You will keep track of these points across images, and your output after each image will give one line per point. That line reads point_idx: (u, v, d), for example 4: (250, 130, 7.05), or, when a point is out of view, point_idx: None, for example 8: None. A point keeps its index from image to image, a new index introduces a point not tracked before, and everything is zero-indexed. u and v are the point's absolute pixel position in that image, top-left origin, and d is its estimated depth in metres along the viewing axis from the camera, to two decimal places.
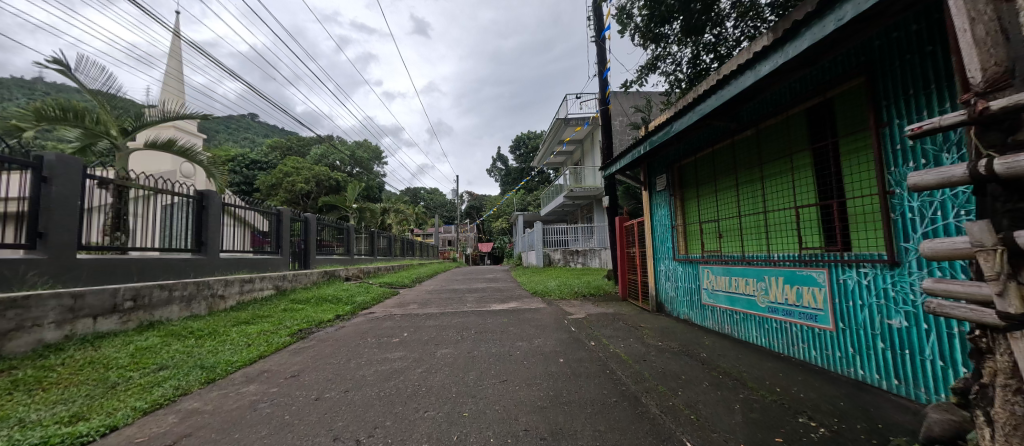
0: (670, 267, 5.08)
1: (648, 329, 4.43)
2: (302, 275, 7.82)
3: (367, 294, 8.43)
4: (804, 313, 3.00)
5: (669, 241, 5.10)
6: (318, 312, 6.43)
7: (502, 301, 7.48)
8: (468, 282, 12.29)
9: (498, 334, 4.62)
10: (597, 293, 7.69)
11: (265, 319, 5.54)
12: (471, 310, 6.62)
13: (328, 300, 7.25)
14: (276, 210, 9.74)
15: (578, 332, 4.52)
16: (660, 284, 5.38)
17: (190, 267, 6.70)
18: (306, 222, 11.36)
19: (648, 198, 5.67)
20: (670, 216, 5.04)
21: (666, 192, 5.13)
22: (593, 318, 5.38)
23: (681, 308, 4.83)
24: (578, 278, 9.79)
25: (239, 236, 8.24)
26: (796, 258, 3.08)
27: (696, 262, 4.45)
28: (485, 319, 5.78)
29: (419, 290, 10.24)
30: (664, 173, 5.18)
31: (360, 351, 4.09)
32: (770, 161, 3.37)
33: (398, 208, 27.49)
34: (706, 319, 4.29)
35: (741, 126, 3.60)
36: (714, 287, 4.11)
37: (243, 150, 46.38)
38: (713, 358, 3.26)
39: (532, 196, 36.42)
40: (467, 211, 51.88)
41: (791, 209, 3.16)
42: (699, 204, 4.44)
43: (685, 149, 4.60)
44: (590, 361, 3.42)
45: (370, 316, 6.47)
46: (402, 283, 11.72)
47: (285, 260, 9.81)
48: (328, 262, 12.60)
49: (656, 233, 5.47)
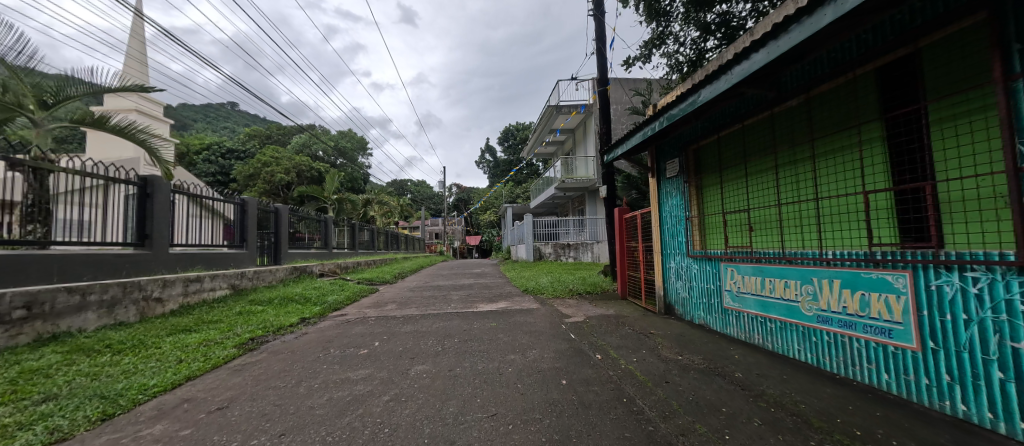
0: (682, 264, 4.44)
1: (661, 338, 3.78)
2: (265, 273, 6.96)
3: (341, 292, 7.63)
4: (870, 327, 2.38)
5: (681, 235, 4.45)
6: (279, 315, 5.62)
7: (490, 301, 6.77)
8: (453, 277, 11.54)
9: (485, 344, 3.92)
10: (594, 291, 7.04)
11: (212, 325, 4.72)
12: (455, 312, 5.89)
13: (294, 300, 6.44)
14: (240, 199, 8.81)
15: (579, 341, 3.85)
16: (669, 283, 4.74)
17: (128, 264, 5.83)
18: (275, 213, 10.43)
19: (655, 186, 5.01)
20: (684, 206, 4.38)
21: (678, 179, 4.47)
22: (593, 322, 4.72)
23: (696, 311, 4.20)
24: (572, 275, 9.12)
25: (195, 228, 7.30)
26: (861, 257, 2.45)
27: (717, 260, 3.81)
28: (470, 323, 5.08)
29: (400, 287, 9.47)
30: (676, 156, 4.51)
31: (317, 369, 3.34)
32: (823, 137, 2.72)
33: (382, 200, 26.43)
34: (729, 325, 3.66)
35: (784, 95, 2.95)
36: (741, 289, 3.47)
37: (219, 139, 44.39)
38: (752, 380, 2.61)
39: (521, 188, 35.71)
40: (455, 203, 50.87)
41: (854, 195, 2.53)
42: (721, 192, 3.80)
43: (705, 128, 3.94)
44: (599, 383, 2.74)
45: (341, 319, 5.69)
46: (382, 279, 10.90)
47: (250, 255, 8.89)
48: (303, 257, 11.70)
49: (664, 226, 4.82)
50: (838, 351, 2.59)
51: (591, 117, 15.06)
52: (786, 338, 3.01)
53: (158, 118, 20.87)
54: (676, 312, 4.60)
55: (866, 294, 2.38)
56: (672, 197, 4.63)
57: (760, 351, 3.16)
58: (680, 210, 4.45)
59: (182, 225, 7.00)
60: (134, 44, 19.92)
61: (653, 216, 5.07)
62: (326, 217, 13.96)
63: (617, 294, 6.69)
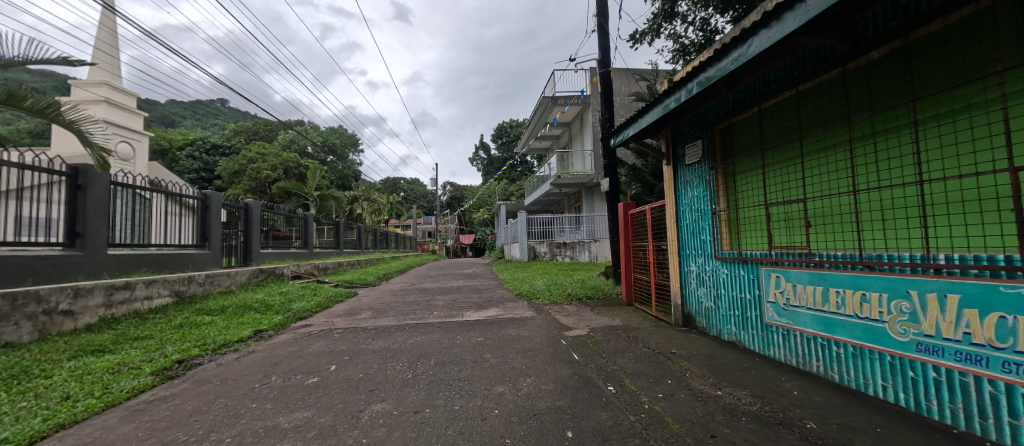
0: (706, 268, 3.68)
1: (687, 361, 3.01)
2: (221, 276, 6.08)
3: (312, 298, 6.80)
4: (1017, 366, 1.62)
5: (705, 232, 3.69)
6: (229, 328, 4.78)
7: (479, 308, 5.96)
8: (442, 279, 10.69)
9: (467, 369, 3.13)
10: (597, 297, 6.25)
11: (137, 344, 3.89)
12: (437, 322, 5.09)
13: (252, 309, 5.60)
14: (202, 193, 7.95)
15: (584, 366, 3.07)
16: (688, 290, 3.98)
17: (52, 267, 4.97)
18: (245, 209, 9.55)
19: (669, 176, 4.26)
20: (709, 198, 3.62)
21: (702, 165, 3.70)
22: (599, 337, 3.94)
23: (725, 326, 3.45)
24: (570, 277, 8.32)
25: (146, 226, 6.56)
26: (1001, 264, 1.69)
27: (756, 264, 3.05)
28: (452, 337, 4.28)
29: (382, 291, 8.63)
30: (699, 138, 3.75)
31: (242, 409, 2.54)
32: (932, 97, 1.96)
33: (371, 197, 25.46)
34: (772, 346, 2.92)
35: (866, 44, 2.18)
36: (792, 302, 2.72)
37: (204, 134, 43.05)
38: (835, 435, 1.85)
39: (516, 186, 34.95)
40: (448, 201, 49.88)
41: (986, 176, 1.77)
42: (762, 178, 3.03)
43: (741, 99, 3.17)
44: (618, 437, 1.97)
45: (302, 331, 4.85)
46: (364, 281, 10.04)
47: (212, 256, 7.98)
48: (278, 257, 10.81)
49: (682, 222, 4.06)
50: (952, 395, 1.86)
51: (588, 109, 14.30)
52: (862, 370, 2.27)
53: (131, 110, 19.78)
54: (698, 325, 3.84)
55: (1008, 317, 1.63)
56: (693, 187, 3.86)
57: (826, 384, 2.40)
58: (704, 202, 3.69)
59: (132, 224, 6.29)
60: (104, 32, 18.81)
61: (668, 211, 4.32)
62: (306, 215, 13.02)
63: (623, 300, 5.94)
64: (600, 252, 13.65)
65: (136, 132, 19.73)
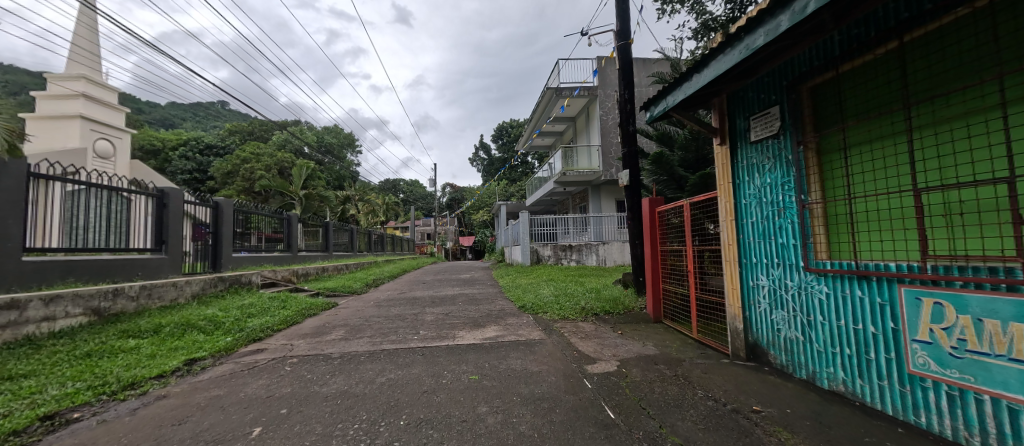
0: (788, 284, 2.63)
1: (788, 431, 1.96)
2: (165, 289, 5.07)
3: (279, 312, 5.75)
4: None
5: (786, 234, 2.64)
6: (153, 357, 3.74)
7: (476, 325, 4.91)
8: (435, 286, 9.63)
9: (450, 440, 2.09)
10: (616, 311, 5.22)
11: (1, 388, 2.84)
12: (422, 347, 4.04)
13: (196, 329, 4.56)
14: (156, 189, 6.97)
15: (628, 436, 2.02)
16: (755, 313, 2.93)
17: None
18: (215, 208, 8.52)
19: (723, 159, 3.23)
20: (792, 185, 2.58)
21: (782, 140, 2.66)
22: (636, 376, 2.90)
23: (823, 369, 2.40)
24: (581, 285, 7.28)
25: (82, 226, 5.67)
26: None
27: (886, 280, 2.02)
28: (437, 372, 3.23)
29: (366, 301, 7.58)
30: (774, 104, 2.71)
31: None
32: None
33: (366, 198, 24.43)
34: (924, 412, 1.89)
35: None
36: (975, 348, 1.67)
37: (197, 134, 42.12)
38: None
39: (517, 187, 33.93)
40: (447, 203, 48.82)
41: None
42: (898, 152, 2.00)
43: (858, 35, 2.14)
44: None
45: (248, 360, 3.80)
46: (348, 290, 8.97)
47: (170, 261, 7.00)
48: (254, 262, 9.76)
49: (743, 220, 3.02)
50: None
51: (595, 102, 13.28)
52: None
53: (111, 106, 18.79)
54: (772, 362, 2.80)
55: None
56: (762, 172, 2.83)
57: None
58: (783, 191, 2.65)
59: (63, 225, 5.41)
60: (82, 23, 17.83)
61: (721, 205, 3.29)
62: (289, 215, 11.94)
63: (651, 318, 4.92)
64: (609, 256, 12.60)
65: (117, 129, 18.76)
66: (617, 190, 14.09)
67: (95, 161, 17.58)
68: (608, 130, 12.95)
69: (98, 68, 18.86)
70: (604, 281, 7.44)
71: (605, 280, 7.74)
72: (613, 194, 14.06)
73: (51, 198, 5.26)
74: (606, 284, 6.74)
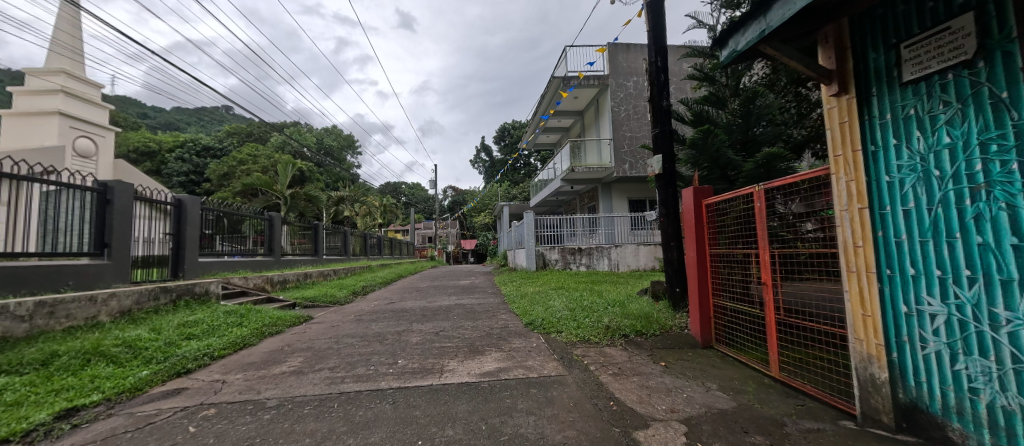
0: (1001, 314, 1.53)
1: None
2: (78, 305, 3.99)
3: (230, 333, 4.65)
4: None
5: (995, 228, 1.53)
6: (13, 407, 2.63)
7: (471, 352, 3.77)
8: (430, 295, 8.50)
9: None
10: (651, 333, 4.08)
11: None
12: (396, 388, 2.92)
13: (102, 359, 3.47)
14: (99, 183, 5.99)
15: None
16: (913, 356, 1.83)
17: None
18: (177, 206, 7.46)
19: (843, 116, 2.15)
20: (1013, 144, 1.48)
21: (982, 70, 1.56)
22: None
23: None
24: (600, 295, 6.14)
25: (26, 229, 5.04)
26: None
27: None
28: (407, 441, 2.12)
29: (346, 314, 6.48)
30: (965, 12, 1.62)
31: None
32: None
33: (363, 198, 23.37)
34: None
35: None
36: None
37: (195, 135, 41.36)
38: None
39: (520, 188, 32.83)
40: (449, 205, 47.75)
41: None
42: None
43: None
44: None
45: (148, 411, 2.70)
46: (330, 300, 7.85)
47: (115, 268, 5.94)
48: (227, 268, 8.72)
49: (884, 208, 1.94)
50: None
51: (606, 92, 12.13)
52: None
53: (94, 102, 17.84)
54: (954, 441, 1.69)
55: None
56: (929, 127, 1.76)
57: None
58: (990, 156, 1.55)
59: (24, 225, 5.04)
60: (63, 16, 16.92)
61: (837, 186, 2.19)
62: (272, 215, 10.86)
63: (699, 344, 3.77)
64: (622, 260, 11.48)
65: (101, 127, 17.80)
66: (629, 188, 12.95)
67: (75, 160, 16.62)
68: (621, 122, 11.80)
69: (80, 62, 17.94)
70: (628, 291, 6.30)
71: (627, 289, 6.58)
72: (625, 192, 12.94)
73: (17, 198, 4.98)
74: (632, 295, 5.60)
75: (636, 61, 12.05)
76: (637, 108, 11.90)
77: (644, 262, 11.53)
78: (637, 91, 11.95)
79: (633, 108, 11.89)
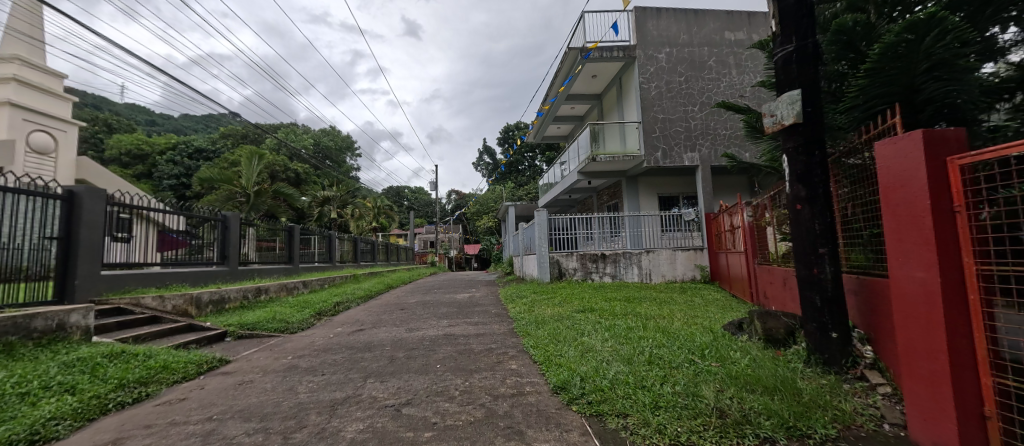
0: None
1: None
2: None
3: (32, 411, 2.62)
4: None
5: None
6: None
7: None
8: (415, 318, 6.46)
9: None
10: (823, 436, 1.94)
11: None
12: None
13: None
14: None
15: None
16: None
17: None
18: (68, 199, 5.48)
19: None
20: None
21: None
22: None
23: None
24: (662, 329, 3.99)
25: None
26: None
27: None
28: None
29: (283, 354, 4.44)
30: None
31: None
32: None
33: (356, 200, 21.53)
34: None
35: None
36: None
37: (188, 137, 39.85)
38: None
39: (526, 189, 30.99)
40: (451, 209, 45.86)
41: None
42: None
43: None
44: None
45: None
46: (278, 326, 5.82)
47: None
48: (152, 283, 6.71)
49: None
50: None
51: (632, 66, 10.07)
52: None
53: (56, 94, 16.12)
54: None
55: None
56: None
57: None
58: None
59: None
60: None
61: None
62: (227, 215, 8.85)
63: None
64: (655, 269, 9.42)
65: (63, 121, 16.08)
66: (658, 183, 10.88)
67: (29, 156, 14.83)
68: (651, 102, 9.74)
69: (38, 49, 16.16)
70: (702, 323, 4.15)
71: (695, 319, 4.45)
72: (653, 187, 10.86)
73: None
74: (720, 334, 3.47)
75: (668, 29, 9.98)
76: (670, 85, 9.82)
77: (681, 271, 9.43)
78: (670, 65, 9.87)
79: (665, 85, 9.81)
